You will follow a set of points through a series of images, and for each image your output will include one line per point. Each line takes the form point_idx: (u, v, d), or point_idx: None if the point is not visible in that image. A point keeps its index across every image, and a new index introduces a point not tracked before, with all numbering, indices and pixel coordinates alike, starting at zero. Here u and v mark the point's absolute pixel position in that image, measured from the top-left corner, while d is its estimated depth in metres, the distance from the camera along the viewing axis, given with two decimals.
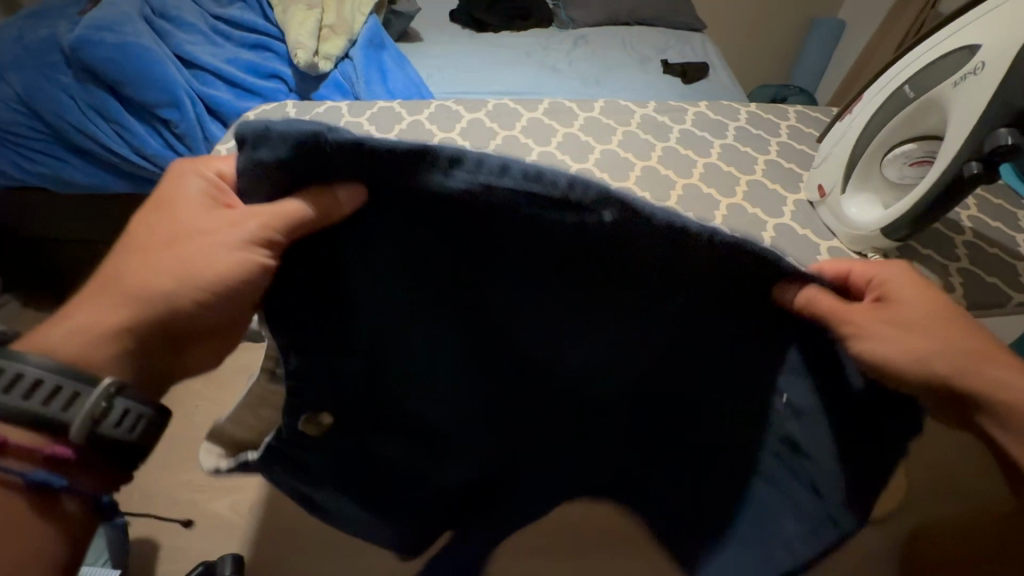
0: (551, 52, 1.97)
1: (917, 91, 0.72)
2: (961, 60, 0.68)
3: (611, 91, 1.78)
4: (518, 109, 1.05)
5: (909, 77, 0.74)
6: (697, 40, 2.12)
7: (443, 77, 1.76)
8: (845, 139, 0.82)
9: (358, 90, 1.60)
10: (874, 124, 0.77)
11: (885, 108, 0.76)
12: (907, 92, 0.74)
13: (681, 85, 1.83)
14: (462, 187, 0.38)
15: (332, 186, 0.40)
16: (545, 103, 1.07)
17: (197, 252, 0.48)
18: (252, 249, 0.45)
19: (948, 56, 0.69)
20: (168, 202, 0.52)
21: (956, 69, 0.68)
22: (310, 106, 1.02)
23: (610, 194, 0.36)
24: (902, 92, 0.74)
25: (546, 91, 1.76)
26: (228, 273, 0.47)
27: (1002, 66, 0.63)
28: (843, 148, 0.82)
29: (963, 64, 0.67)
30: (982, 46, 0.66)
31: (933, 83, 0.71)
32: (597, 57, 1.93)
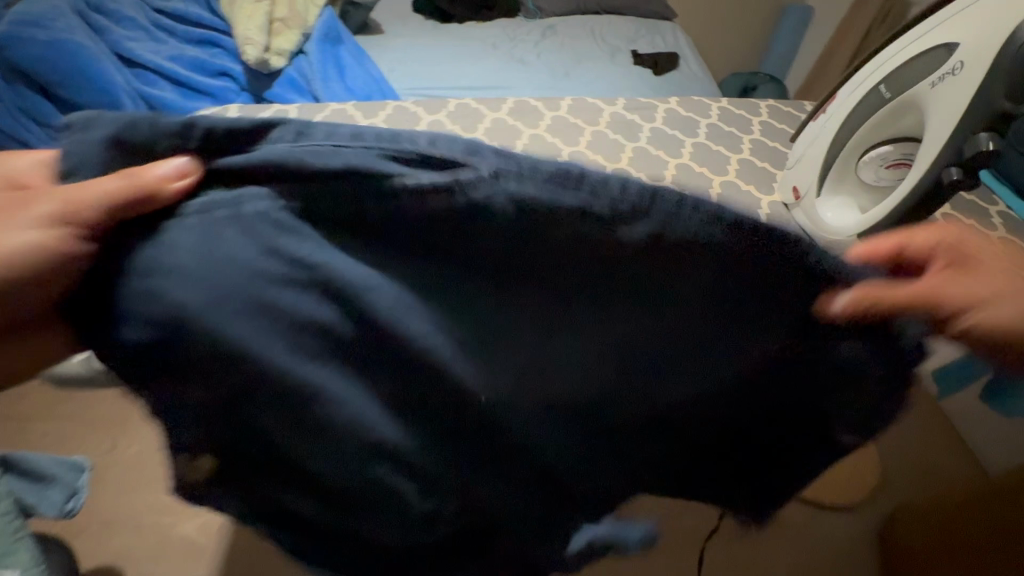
0: (518, 44, 1.90)
1: (892, 91, 0.70)
2: (935, 61, 0.66)
3: (581, 83, 1.73)
4: (481, 109, 0.99)
5: (884, 79, 0.72)
6: (667, 29, 2.08)
7: (405, 72, 1.68)
8: (820, 140, 0.79)
9: (314, 87, 1.50)
10: (849, 125, 0.75)
11: (858, 109, 0.74)
12: (882, 93, 0.72)
13: (652, 76, 1.79)
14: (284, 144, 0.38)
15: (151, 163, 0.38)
16: (509, 102, 1.01)
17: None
18: (57, 232, 0.37)
19: (926, 55, 0.67)
20: None
21: (930, 70, 0.67)
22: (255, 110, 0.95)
23: (472, 149, 0.37)
24: (877, 93, 0.72)
25: (514, 85, 1.69)
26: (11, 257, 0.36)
27: (978, 68, 0.61)
28: (817, 149, 0.79)
29: (938, 66, 0.66)
30: (959, 45, 0.64)
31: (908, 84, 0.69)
32: (565, 49, 1.88)
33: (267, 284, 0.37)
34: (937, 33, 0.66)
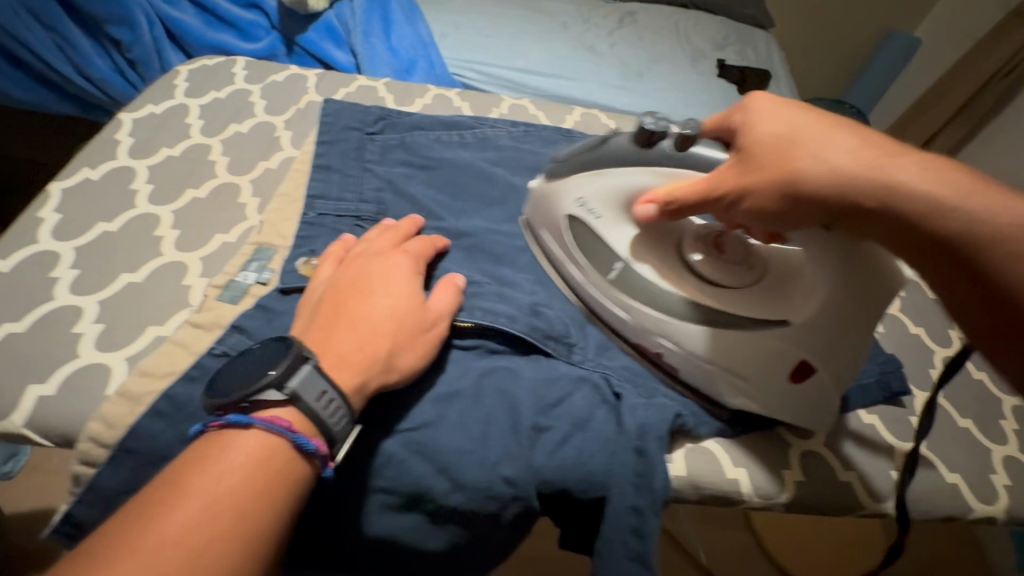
0: (591, 27, 1.67)
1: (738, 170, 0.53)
2: (601, 225, 0.54)
3: (653, 87, 1.50)
4: (541, 119, 0.81)
5: (601, 310, 0.54)
6: (763, 41, 1.82)
7: (457, 39, 1.47)
8: (645, 334, 0.51)
9: (353, 41, 1.30)
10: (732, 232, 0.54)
11: (639, 277, 0.52)
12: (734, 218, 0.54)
13: (736, 92, 1.55)
14: (348, 142, 0.66)
15: (267, 398, 0.38)
16: (576, 113, 0.84)
17: (241, 484, 0.34)
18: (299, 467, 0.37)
19: None
20: (230, 455, 0.35)
21: (632, 190, 0.52)
22: (262, 75, 0.77)
23: (380, 211, 0.61)
24: (607, 265, 0.53)
25: (578, 76, 1.48)
26: (233, 493, 0.34)
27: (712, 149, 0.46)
28: (671, 349, 0.50)
29: (664, 169, 0.49)
30: None
31: (610, 252, 0.54)
32: (642, 44, 1.64)
33: (325, 176, 0.62)
34: (590, 200, 0.54)
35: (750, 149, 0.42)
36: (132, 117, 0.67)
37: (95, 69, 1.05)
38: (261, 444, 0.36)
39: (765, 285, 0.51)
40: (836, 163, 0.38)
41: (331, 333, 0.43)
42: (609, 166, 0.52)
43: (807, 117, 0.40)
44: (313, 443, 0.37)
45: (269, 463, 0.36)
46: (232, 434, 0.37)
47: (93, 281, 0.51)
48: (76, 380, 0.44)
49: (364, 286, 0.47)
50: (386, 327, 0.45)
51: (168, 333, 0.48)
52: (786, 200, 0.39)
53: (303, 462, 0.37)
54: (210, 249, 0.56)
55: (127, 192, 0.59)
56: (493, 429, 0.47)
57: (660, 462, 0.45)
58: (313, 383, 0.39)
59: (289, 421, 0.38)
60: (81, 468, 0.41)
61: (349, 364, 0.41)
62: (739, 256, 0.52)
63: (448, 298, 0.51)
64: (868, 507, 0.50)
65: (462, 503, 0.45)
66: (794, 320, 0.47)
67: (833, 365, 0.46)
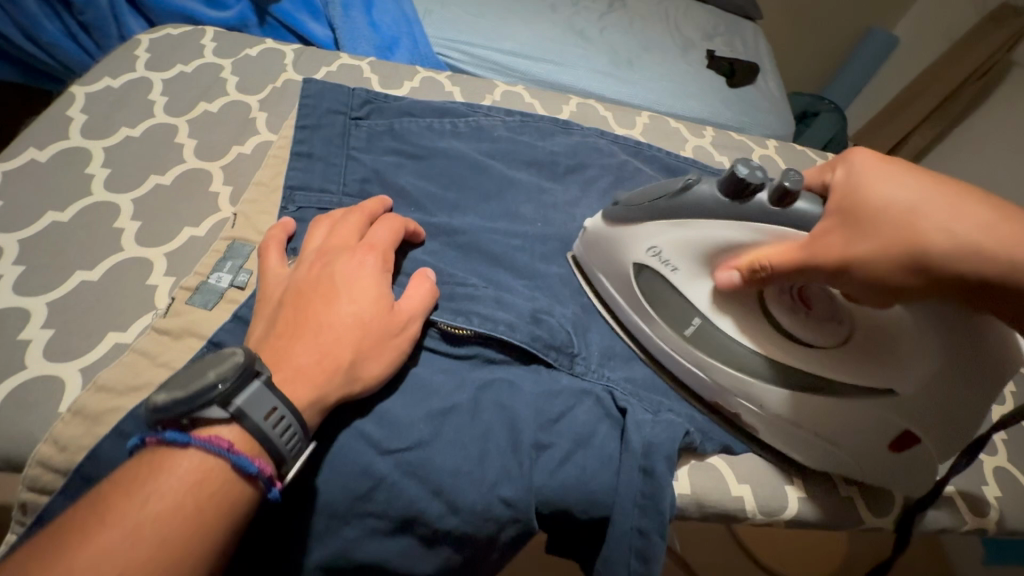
0: (581, 10, 1.61)
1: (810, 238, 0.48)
2: (675, 278, 0.51)
3: (643, 77, 1.46)
4: (536, 108, 0.77)
5: (662, 357, 0.52)
6: (751, 33, 1.80)
7: (441, 16, 1.41)
8: (721, 395, 0.49)
9: (332, 13, 1.22)
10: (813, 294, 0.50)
11: (718, 334, 0.49)
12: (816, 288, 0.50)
13: (725, 85, 1.53)
14: (331, 125, 0.61)
15: (206, 412, 0.33)
16: (572, 102, 0.80)
17: (167, 508, 0.30)
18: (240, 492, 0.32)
19: None
20: (160, 476, 0.31)
21: (711, 244, 0.48)
22: (234, 48, 0.70)
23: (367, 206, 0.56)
24: (685, 319, 0.50)
25: (567, 61, 1.42)
26: (158, 520, 0.29)
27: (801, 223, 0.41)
28: (748, 409, 0.48)
29: (761, 226, 0.43)
30: None
31: (682, 309, 0.51)
32: (632, 31, 1.60)
33: (306, 164, 0.57)
34: (665, 250, 0.50)
35: (855, 212, 0.38)
36: (85, 90, 0.60)
37: (44, 33, 0.93)
38: (195, 465, 0.31)
39: (856, 344, 0.48)
40: (956, 232, 0.35)
41: (288, 342, 0.39)
42: (693, 220, 0.47)
43: (931, 188, 0.36)
44: (256, 465, 0.32)
45: (204, 487, 0.31)
46: (165, 455, 0.32)
47: (41, 281, 0.45)
48: (23, 395, 0.39)
49: (328, 289, 0.42)
50: (349, 334, 0.40)
51: (130, 341, 0.43)
52: (903, 271, 0.36)
53: (245, 486, 0.32)
54: (176, 245, 0.50)
55: (80, 176, 0.53)
56: (491, 447, 0.43)
57: (667, 482, 0.43)
58: (264, 399, 0.34)
59: (231, 441, 0.33)
60: (28, 495, 0.37)
61: (307, 379, 0.37)
62: (826, 313, 0.49)
63: (423, 297, 0.47)
64: (866, 521, 0.50)
65: (458, 528, 0.42)
66: (897, 391, 0.44)
67: (937, 436, 0.45)
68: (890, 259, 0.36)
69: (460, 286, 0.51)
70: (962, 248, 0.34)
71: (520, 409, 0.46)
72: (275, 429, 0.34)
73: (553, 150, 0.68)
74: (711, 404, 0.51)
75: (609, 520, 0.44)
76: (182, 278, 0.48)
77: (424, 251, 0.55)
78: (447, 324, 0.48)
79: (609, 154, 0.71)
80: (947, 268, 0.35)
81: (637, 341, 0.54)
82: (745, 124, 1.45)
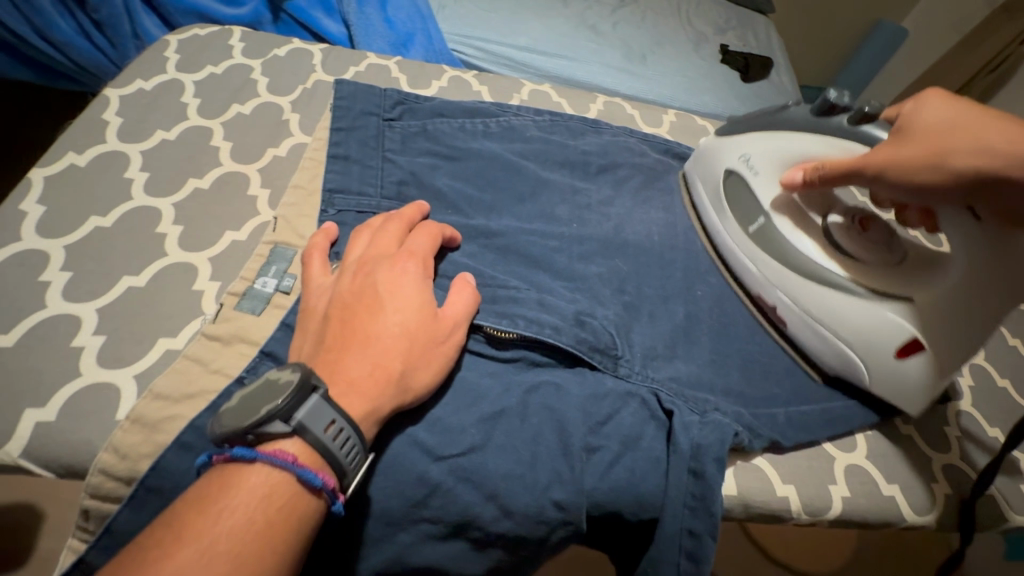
0: (593, 5, 1.60)
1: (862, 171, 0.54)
2: (756, 180, 0.60)
3: (657, 72, 1.45)
4: (564, 107, 0.76)
5: (729, 257, 0.61)
6: (763, 26, 1.79)
7: (454, 13, 1.40)
8: (764, 285, 0.57)
9: (346, 10, 1.21)
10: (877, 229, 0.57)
11: (776, 236, 0.56)
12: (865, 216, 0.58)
13: (738, 80, 1.53)
14: (365, 128, 0.61)
15: (267, 429, 0.33)
16: (599, 101, 0.79)
17: (237, 522, 0.29)
18: (305, 504, 0.32)
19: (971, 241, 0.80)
20: (227, 491, 0.30)
21: (794, 155, 0.59)
22: (263, 49, 0.70)
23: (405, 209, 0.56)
24: (751, 217, 0.59)
25: (581, 57, 1.41)
26: (229, 535, 0.29)
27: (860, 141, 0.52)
28: (785, 301, 0.55)
29: (832, 141, 0.55)
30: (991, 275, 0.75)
31: (754, 208, 0.59)
32: (644, 25, 1.59)
33: (343, 167, 0.57)
34: (754, 158, 0.60)
35: (910, 127, 0.47)
36: (119, 93, 0.60)
37: (58, 32, 0.92)
38: (262, 479, 0.31)
39: (904, 266, 0.54)
40: (984, 139, 0.42)
41: (338, 355, 0.38)
42: (783, 132, 0.60)
43: (973, 111, 0.44)
44: (321, 478, 0.32)
45: (271, 501, 0.31)
46: (233, 471, 0.32)
47: (89, 287, 0.45)
48: (80, 403, 0.40)
49: (373, 298, 0.41)
50: (400, 343, 0.40)
51: (180, 347, 0.43)
52: (929, 168, 0.44)
53: (311, 499, 0.32)
54: (219, 249, 0.50)
55: (120, 180, 0.53)
56: (542, 450, 0.44)
57: (718, 484, 0.44)
58: (324, 412, 0.33)
59: (295, 455, 0.32)
60: (91, 502, 0.37)
61: (361, 390, 0.37)
62: (881, 239, 0.56)
63: (466, 304, 0.46)
64: (910, 520, 0.50)
65: (510, 533, 0.42)
66: (917, 298, 0.50)
67: (945, 345, 0.48)
68: (919, 156, 0.45)
69: (502, 289, 0.51)
70: (987, 146, 0.42)
71: (569, 414, 0.46)
72: (336, 444, 0.33)
73: (584, 150, 0.68)
74: (754, 406, 0.51)
75: (658, 523, 0.45)
76: (227, 283, 0.48)
77: (463, 254, 0.54)
78: (492, 328, 0.48)
79: (639, 153, 0.71)
80: (969, 166, 0.42)
81: (677, 342, 0.54)
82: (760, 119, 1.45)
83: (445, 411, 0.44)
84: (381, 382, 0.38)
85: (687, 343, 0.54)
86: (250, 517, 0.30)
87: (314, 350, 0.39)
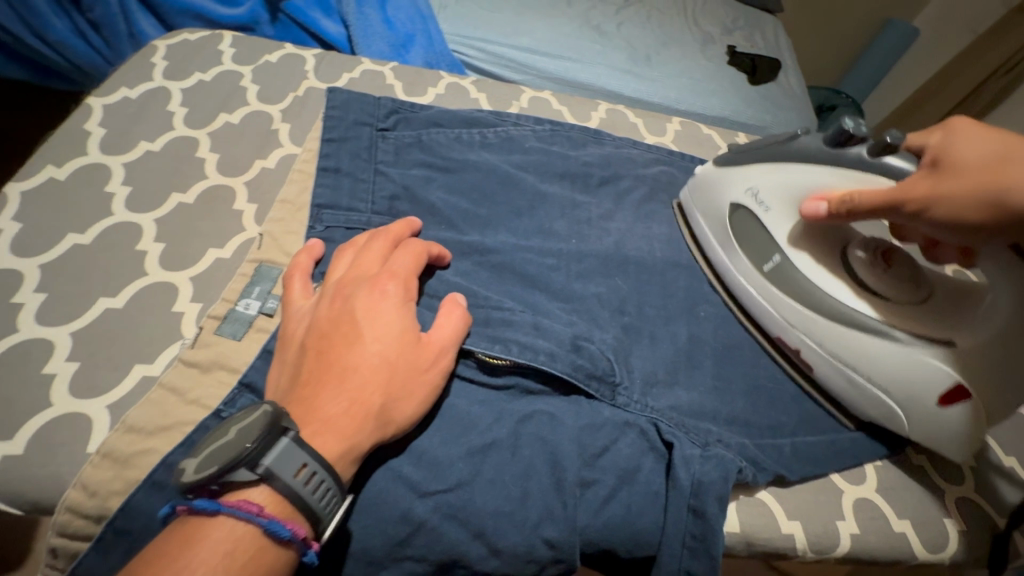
0: (598, 4, 1.57)
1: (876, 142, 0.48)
2: (768, 217, 0.56)
3: (662, 74, 1.41)
4: (565, 115, 0.74)
5: (742, 297, 0.57)
6: (772, 26, 1.76)
7: (456, 13, 1.37)
8: (785, 329, 0.53)
9: (346, 10, 1.18)
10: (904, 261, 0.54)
11: (798, 274, 0.53)
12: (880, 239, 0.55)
13: (746, 82, 1.49)
14: (357, 138, 0.58)
15: (234, 477, 0.31)
16: (601, 109, 0.77)
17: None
18: (270, 557, 0.30)
19: None
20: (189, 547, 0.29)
21: (803, 190, 0.54)
22: (255, 54, 0.67)
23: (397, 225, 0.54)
24: (765, 256, 0.55)
25: (585, 58, 1.38)
26: None
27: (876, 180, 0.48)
28: (809, 345, 0.52)
29: (850, 172, 0.50)
30: None
31: (768, 242, 0.56)
32: (651, 25, 1.56)
33: (334, 180, 0.55)
34: (762, 191, 0.57)
35: (948, 161, 0.42)
36: (103, 102, 0.58)
37: (51, 31, 0.90)
38: (225, 533, 0.29)
39: (936, 305, 0.50)
40: None
41: (314, 391, 0.36)
42: (796, 164, 0.54)
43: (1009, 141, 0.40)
44: (289, 529, 0.30)
45: (234, 557, 0.29)
46: (198, 524, 0.30)
47: (65, 309, 0.43)
48: (49, 435, 0.38)
49: (350, 327, 0.39)
50: (379, 374, 0.37)
51: (157, 374, 0.42)
52: (984, 210, 0.39)
53: (280, 550, 0.30)
54: (201, 268, 0.48)
55: (101, 194, 0.51)
56: (534, 486, 0.42)
57: (719, 524, 0.42)
58: (292, 456, 0.31)
59: (262, 505, 0.31)
60: (59, 540, 0.35)
61: (338, 428, 0.35)
62: (907, 270, 0.52)
63: (454, 323, 0.44)
64: (921, 558, 0.48)
65: (501, 573, 0.40)
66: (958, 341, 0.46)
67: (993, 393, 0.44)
68: (969, 193, 0.39)
69: (496, 311, 0.49)
70: None
71: (565, 445, 0.44)
72: (308, 488, 0.31)
73: (585, 161, 0.65)
74: (759, 435, 0.49)
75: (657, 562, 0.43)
76: (208, 305, 0.46)
77: (457, 272, 0.52)
78: (483, 354, 0.46)
79: (641, 165, 0.68)
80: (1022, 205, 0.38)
81: (678, 367, 0.51)
82: (768, 123, 1.41)
83: (435, 443, 0.42)
84: (358, 417, 0.36)
85: (689, 368, 0.51)
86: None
87: (291, 384, 0.37)
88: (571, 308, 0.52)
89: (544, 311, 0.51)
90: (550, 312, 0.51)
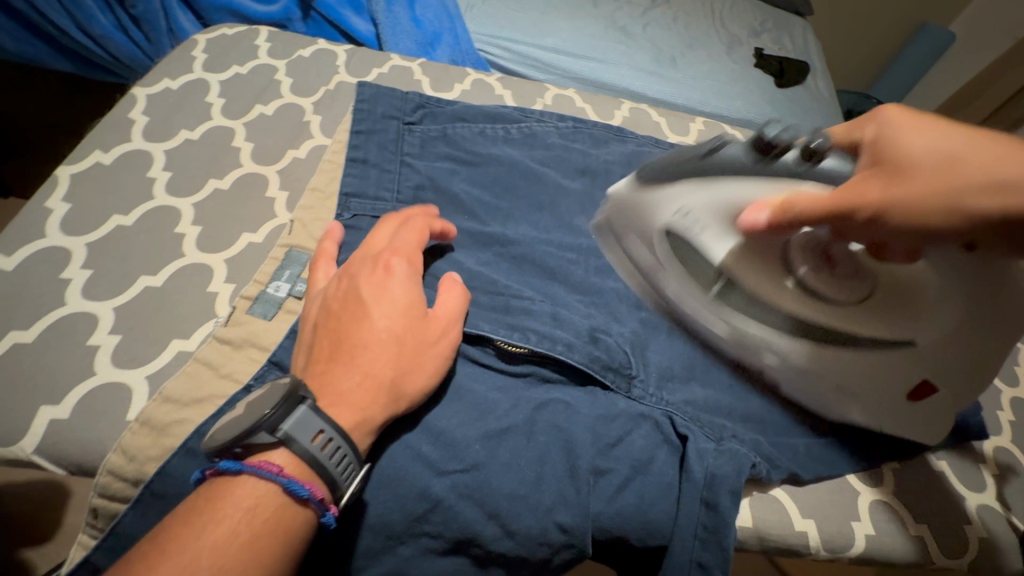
0: (624, 5, 1.57)
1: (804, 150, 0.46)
2: (701, 236, 0.50)
3: (687, 75, 1.41)
4: (588, 113, 0.75)
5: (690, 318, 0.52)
6: (801, 29, 1.73)
7: (482, 12, 1.39)
8: (745, 347, 0.50)
9: (375, 8, 1.21)
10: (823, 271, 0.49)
11: (741, 289, 0.49)
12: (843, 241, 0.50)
13: (772, 85, 1.48)
14: (385, 131, 0.60)
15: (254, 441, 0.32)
16: (624, 108, 0.77)
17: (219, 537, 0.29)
18: (288, 517, 0.31)
19: None
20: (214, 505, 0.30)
21: (739, 202, 0.48)
22: (289, 49, 0.70)
23: None
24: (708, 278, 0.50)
25: (609, 59, 1.39)
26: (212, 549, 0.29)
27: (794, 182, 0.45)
28: (775, 363, 0.49)
29: (782, 181, 0.47)
30: None
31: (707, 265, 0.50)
32: (677, 27, 1.56)
33: (362, 170, 0.56)
34: (693, 210, 0.50)
35: (893, 161, 0.39)
36: (146, 92, 0.61)
37: (96, 26, 0.94)
38: (247, 493, 0.31)
39: (882, 298, 0.48)
40: (993, 180, 0.35)
41: (327, 367, 0.37)
42: (722, 181, 0.49)
43: (940, 128, 0.38)
44: (306, 489, 0.32)
45: (256, 514, 0.30)
46: (224, 484, 0.32)
47: (108, 285, 0.46)
48: (91, 402, 0.40)
49: (359, 306, 0.40)
50: (388, 349, 0.39)
51: (192, 349, 0.44)
52: (950, 225, 0.37)
53: (299, 510, 0.32)
54: (235, 251, 0.50)
55: (143, 179, 0.53)
56: (549, 471, 0.42)
57: (731, 516, 0.42)
58: (309, 422, 0.33)
59: (282, 465, 0.32)
60: (99, 501, 0.37)
61: (350, 399, 0.36)
62: (849, 272, 0.49)
63: (458, 303, 0.45)
64: (939, 563, 0.48)
65: (515, 555, 0.41)
66: (919, 340, 0.46)
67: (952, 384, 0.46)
68: (918, 203, 0.37)
69: (516, 300, 0.50)
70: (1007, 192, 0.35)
71: (580, 434, 0.44)
72: (323, 453, 0.33)
73: (607, 158, 0.66)
74: (775, 433, 0.49)
75: (668, 553, 0.43)
76: (240, 286, 0.48)
77: (479, 263, 0.54)
78: (502, 342, 0.47)
79: None
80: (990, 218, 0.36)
81: (694, 362, 0.52)
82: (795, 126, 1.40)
83: (453, 425, 0.43)
84: (370, 390, 0.37)
85: (705, 364, 0.52)
86: (233, 531, 0.29)
87: (308, 360, 0.39)
88: (589, 301, 0.53)
89: (563, 303, 0.52)
90: (569, 304, 0.52)
